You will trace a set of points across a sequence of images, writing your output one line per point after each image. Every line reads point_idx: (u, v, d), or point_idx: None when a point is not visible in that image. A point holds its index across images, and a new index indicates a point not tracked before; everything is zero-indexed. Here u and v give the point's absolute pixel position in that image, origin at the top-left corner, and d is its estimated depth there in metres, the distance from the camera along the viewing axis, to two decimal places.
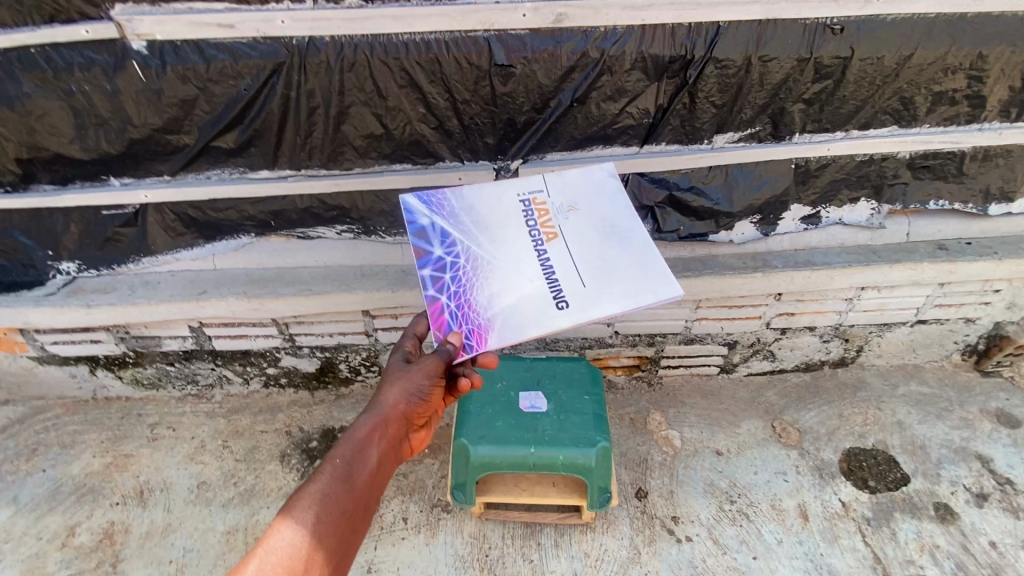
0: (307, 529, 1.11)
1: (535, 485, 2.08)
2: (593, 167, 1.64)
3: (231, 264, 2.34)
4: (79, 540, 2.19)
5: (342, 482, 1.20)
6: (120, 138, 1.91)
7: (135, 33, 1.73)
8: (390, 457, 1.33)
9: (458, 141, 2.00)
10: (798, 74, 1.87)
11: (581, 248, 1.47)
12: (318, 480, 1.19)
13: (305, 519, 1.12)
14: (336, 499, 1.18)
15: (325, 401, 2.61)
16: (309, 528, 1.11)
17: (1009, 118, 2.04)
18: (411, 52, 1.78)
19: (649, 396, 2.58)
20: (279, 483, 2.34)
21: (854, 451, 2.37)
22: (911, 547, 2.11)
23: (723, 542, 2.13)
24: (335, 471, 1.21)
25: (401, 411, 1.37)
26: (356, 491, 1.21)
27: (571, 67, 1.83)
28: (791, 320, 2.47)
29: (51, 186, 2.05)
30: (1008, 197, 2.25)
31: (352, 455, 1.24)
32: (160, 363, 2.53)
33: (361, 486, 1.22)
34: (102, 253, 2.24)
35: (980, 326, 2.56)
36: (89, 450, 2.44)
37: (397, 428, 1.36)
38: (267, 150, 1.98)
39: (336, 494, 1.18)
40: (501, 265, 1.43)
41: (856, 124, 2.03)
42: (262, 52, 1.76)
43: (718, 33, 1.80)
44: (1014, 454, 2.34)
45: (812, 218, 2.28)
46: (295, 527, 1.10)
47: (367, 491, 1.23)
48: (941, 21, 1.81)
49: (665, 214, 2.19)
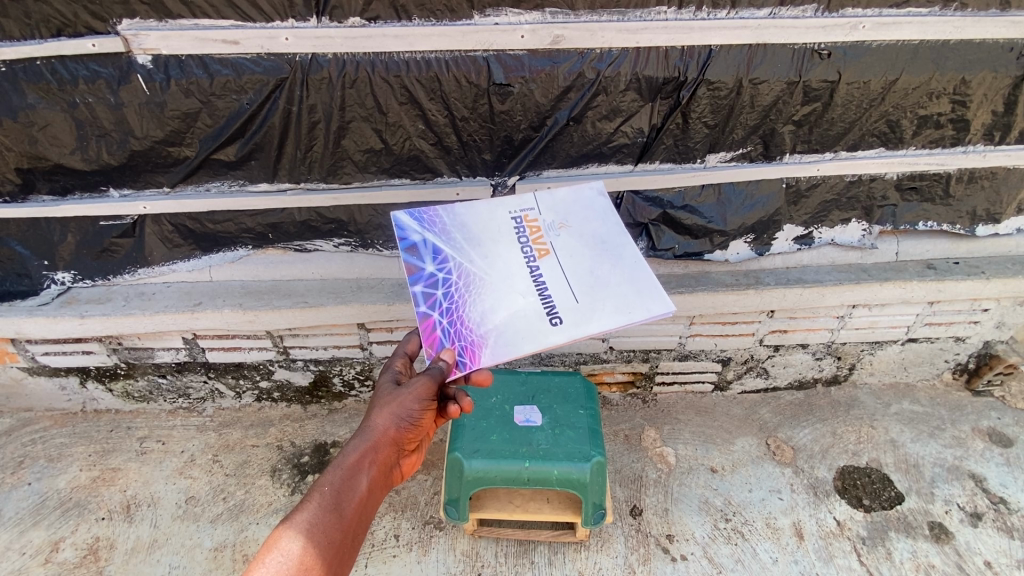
0: (299, 554, 1.11)
1: (529, 501, 2.05)
2: (582, 187, 1.71)
3: (227, 276, 2.34)
4: (62, 556, 2.14)
5: (330, 511, 1.19)
6: (121, 150, 1.93)
7: (141, 47, 1.76)
8: (380, 483, 1.32)
9: (457, 157, 2.03)
10: (788, 96, 1.93)
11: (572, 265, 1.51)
12: (306, 508, 1.18)
13: (297, 543, 1.13)
14: (325, 527, 1.17)
15: (318, 416, 2.59)
16: (301, 553, 1.12)
17: (992, 141, 2.09)
18: (411, 70, 1.82)
19: (644, 413, 2.58)
20: (269, 499, 2.31)
21: (848, 469, 2.36)
22: (907, 567, 2.10)
23: (718, 561, 2.11)
24: (323, 499, 1.20)
25: (391, 436, 1.35)
26: (344, 520, 1.20)
27: (567, 87, 1.88)
28: (783, 337, 2.49)
29: (50, 196, 2.06)
30: (995, 218, 2.30)
31: (341, 483, 1.23)
32: (152, 375, 2.51)
33: (349, 516, 1.21)
34: (98, 264, 2.24)
35: (970, 345, 2.59)
36: (76, 463, 2.41)
37: (387, 454, 1.35)
38: (268, 163, 2.00)
39: (324, 524, 1.17)
40: (493, 280, 1.44)
41: (844, 146, 2.08)
42: (266, 67, 1.80)
43: (709, 57, 1.85)
44: (1006, 472, 2.35)
45: (805, 238, 2.31)
46: (286, 553, 1.11)
47: (357, 517, 1.23)
48: (924, 48, 1.87)
49: (659, 231, 2.23)
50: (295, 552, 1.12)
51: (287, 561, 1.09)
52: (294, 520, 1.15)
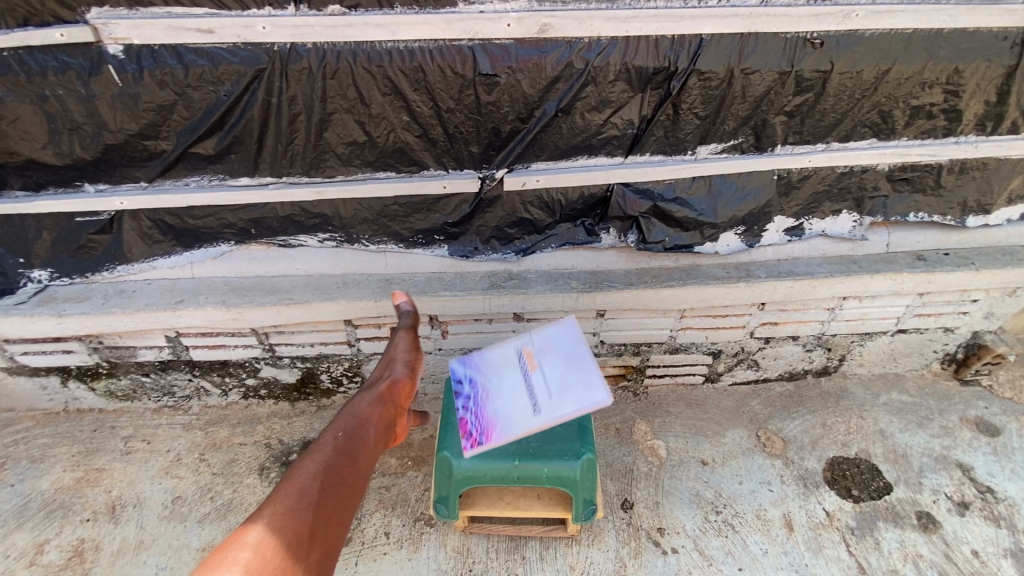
0: (291, 519, 0.99)
1: (519, 498, 2.04)
2: None
3: (209, 272, 2.29)
4: (47, 558, 2.11)
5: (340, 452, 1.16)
6: (95, 144, 1.87)
7: (112, 37, 1.69)
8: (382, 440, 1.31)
9: (443, 149, 1.98)
10: (780, 87, 1.89)
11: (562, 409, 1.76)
12: (316, 450, 1.15)
13: (286, 510, 1.01)
14: (336, 466, 1.13)
15: (306, 413, 2.56)
16: (291, 516, 1.00)
17: (984, 131, 2.08)
18: (394, 60, 1.77)
19: (635, 406, 2.57)
20: (258, 497, 2.28)
21: (837, 460, 2.38)
22: (895, 557, 2.12)
23: (709, 554, 2.12)
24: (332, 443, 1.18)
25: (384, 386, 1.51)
26: (353, 464, 1.17)
27: (555, 78, 1.83)
28: (774, 329, 2.48)
29: (23, 192, 1.99)
30: (985, 209, 2.29)
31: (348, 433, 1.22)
32: (135, 373, 2.46)
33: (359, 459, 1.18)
34: (76, 261, 2.18)
35: (959, 335, 2.60)
36: (59, 464, 2.37)
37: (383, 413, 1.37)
38: (248, 156, 1.95)
39: (336, 462, 1.14)
40: (499, 387, 1.91)
41: (835, 137, 2.06)
42: (244, 57, 1.74)
43: (701, 46, 1.81)
44: (993, 462, 2.37)
45: (796, 229, 2.29)
46: (275, 525, 0.97)
47: (352, 482, 1.14)
48: (918, 37, 1.84)
49: (650, 224, 2.19)
50: (286, 518, 0.99)
51: (275, 527, 0.97)
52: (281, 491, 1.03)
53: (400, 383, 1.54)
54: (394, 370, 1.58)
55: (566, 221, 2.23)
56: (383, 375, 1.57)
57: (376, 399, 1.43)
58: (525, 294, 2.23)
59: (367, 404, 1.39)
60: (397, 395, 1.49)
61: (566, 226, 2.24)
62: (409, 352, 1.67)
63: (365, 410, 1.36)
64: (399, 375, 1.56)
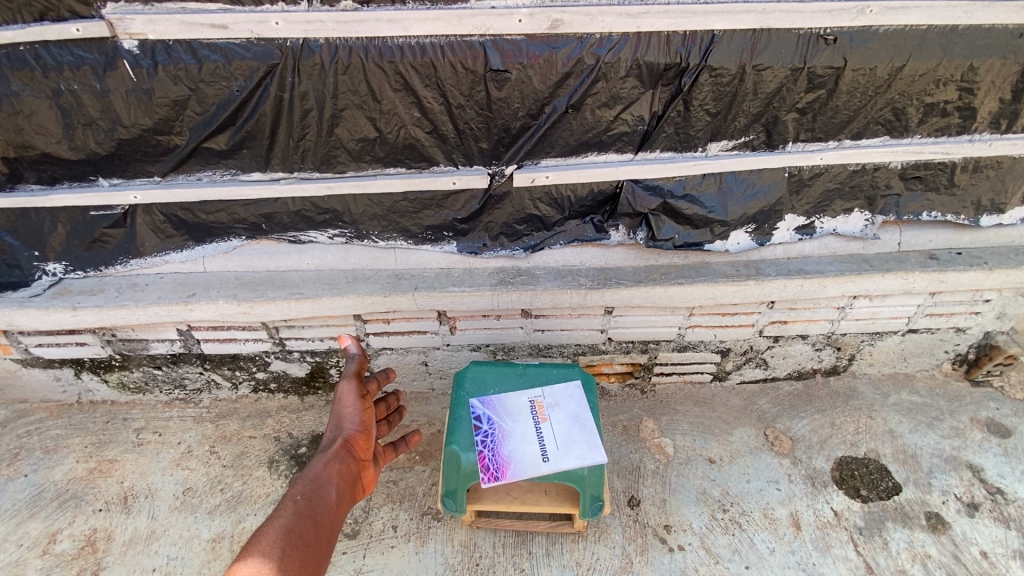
0: None
1: (527, 493, 2.01)
2: None
3: (220, 266, 2.31)
4: (60, 547, 2.14)
5: (303, 516, 1.31)
6: (109, 138, 1.89)
7: (126, 32, 1.70)
8: (347, 495, 1.46)
9: (453, 145, 1.98)
10: (792, 83, 1.88)
11: (561, 433, 1.97)
12: (281, 515, 1.30)
13: (249, 570, 1.13)
14: (298, 531, 1.28)
15: (315, 406, 2.58)
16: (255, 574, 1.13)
17: (998, 129, 2.05)
18: (405, 55, 1.77)
19: (642, 404, 2.58)
20: (267, 490, 2.30)
21: (846, 460, 2.37)
22: (902, 557, 2.11)
23: (715, 551, 2.12)
24: (296, 507, 1.32)
25: (342, 446, 1.55)
26: (316, 524, 1.31)
27: (565, 74, 1.82)
28: (783, 328, 2.47)
29: (39, 185, 2.01)
30: (999, 209, 2.27)
31: (310, 494, 1.37)
32: (147, 366, 2.49)
33: (321, 520, 1.33)
34: (90, 254, 2.21)
35: (971, 335, 2.58)
36: (72, 455, 2.40)
37: (346, 468, 1.50)
38: (260, 151, 1.96)
39: (298, 528, 1.28)
40: (515, 430, 1.96)
41: (848, 133, 2.04)
42: (256, 53, 1.75)
43: (713, 42, 1.80)
44: (1004, 463, 2.35)
45: (807, 228, 2.27)
46: None
47: (313, 542, 1.28)
48: (932, 34, 1.82)
49: (659, 221, 2.19)
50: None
51: None
52: (248, 549, 1.17)
53: (353, 438, 1.58)
54: (346, 427, 1.60)
55: (574, 218, 2.23)
56: (335, 434, 1.59)
57: (330, 461, 1.48)
58: (533, 290, 2.23)
59: (323, 465, 1.47)
60: (353, 452, 1.56)
61: (575, 223, 2.24)
62: (357, 402, 1.64)
63: (321, 471, 1.44)
64: (350, 431, 1.59)
